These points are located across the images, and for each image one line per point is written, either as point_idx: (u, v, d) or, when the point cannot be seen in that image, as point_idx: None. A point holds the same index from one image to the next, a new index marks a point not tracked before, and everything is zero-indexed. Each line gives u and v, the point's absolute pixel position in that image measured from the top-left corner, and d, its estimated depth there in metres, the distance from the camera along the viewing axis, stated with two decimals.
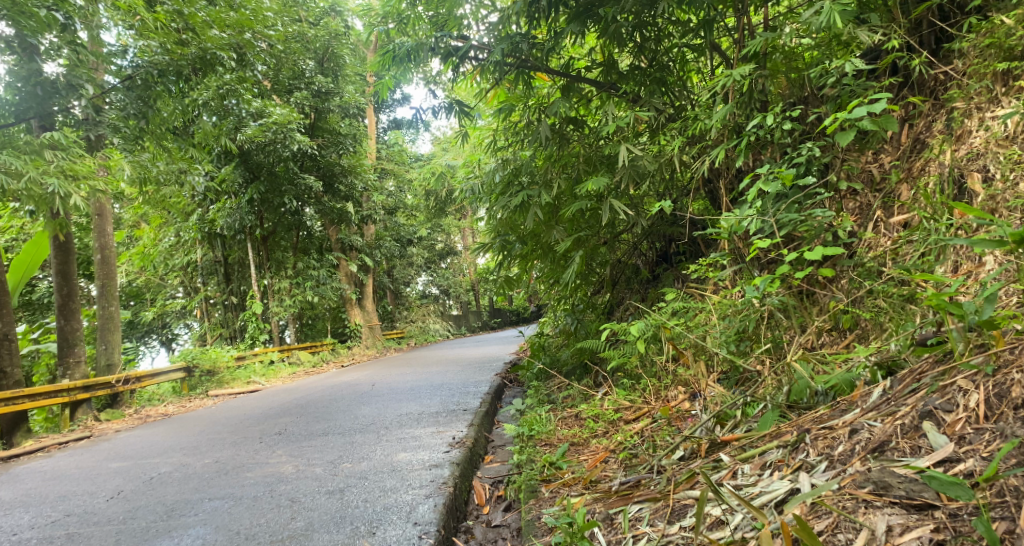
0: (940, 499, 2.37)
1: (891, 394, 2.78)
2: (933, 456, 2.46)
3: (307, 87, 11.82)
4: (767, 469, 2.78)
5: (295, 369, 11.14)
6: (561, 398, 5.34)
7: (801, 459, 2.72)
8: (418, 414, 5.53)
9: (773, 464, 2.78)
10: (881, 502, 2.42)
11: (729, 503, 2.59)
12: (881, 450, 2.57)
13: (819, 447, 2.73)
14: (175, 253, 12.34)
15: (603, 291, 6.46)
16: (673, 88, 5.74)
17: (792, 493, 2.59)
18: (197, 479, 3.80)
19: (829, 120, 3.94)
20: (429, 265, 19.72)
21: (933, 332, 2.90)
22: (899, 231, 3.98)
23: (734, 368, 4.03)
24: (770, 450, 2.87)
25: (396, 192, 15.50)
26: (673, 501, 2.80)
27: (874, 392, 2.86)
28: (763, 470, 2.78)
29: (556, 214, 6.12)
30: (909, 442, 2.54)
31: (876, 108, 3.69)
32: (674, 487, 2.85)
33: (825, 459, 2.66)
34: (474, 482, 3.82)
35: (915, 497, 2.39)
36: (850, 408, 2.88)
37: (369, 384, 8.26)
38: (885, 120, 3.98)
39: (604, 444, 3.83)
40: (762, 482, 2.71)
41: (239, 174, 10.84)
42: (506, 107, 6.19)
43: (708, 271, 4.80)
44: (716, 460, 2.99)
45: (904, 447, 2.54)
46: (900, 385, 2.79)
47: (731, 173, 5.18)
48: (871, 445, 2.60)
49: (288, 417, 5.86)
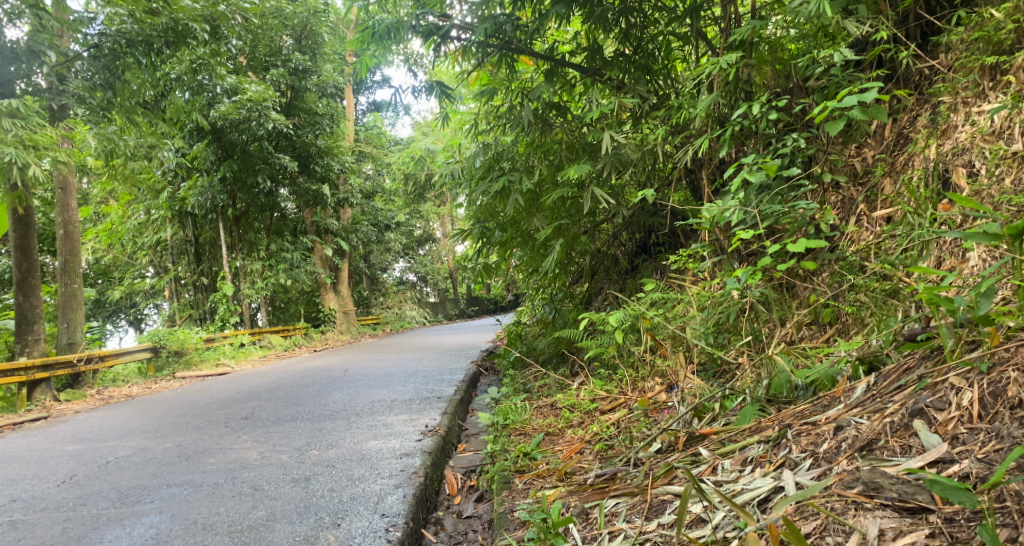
0: (935, 502, 2.26)
1: (875, 390, 2.74)
2: (925, 456, 2.38)
3: (284, 64, 11.58)
4: (749, 465, 2.71)
5: (266, 352, 10.96)
6: (537, 387, 5.25)
7: (784, 456, 2.65)
8: (390, 401, 5.42)
9: (755, 460, 2.72)
10: (872, 503, 2.33)
11: (710, 501, 2.51)
12: (870, 449, 2.50)
13: (802, 445, 2.67)
14: (144, 231, 12.05)
15: (582, 281, 6.38)
16: (658, 76, 5.64)
17: (776, 491, 2.52)
18: (155, 464, 3.66)
19: (816, 109, 3.86)
20: (406, 251, 19.54)
21: (922, 328, 2.85)
22: (881, 225, 3.91)
23: (712, 360, 3.97)
24: (751, 446, 2.81)
25: (374, 175, 15.28)
26: (650, 497, 2.73)
27: (857, 388, 2.82)
28: (744, 466, 2.72)
29: (537, 201, 6.01)
30: (899, 441, 2.48)
31: (865, 97, 3.62)
32: (651, 482, 2.78)
33: (809, 457, 2.60)
34: (445, 471, 3.72)
35: (908, 500, 2.29)
36: (833, 404, 2.83)
37: (341, 369, 8.11)
38: (871, 111, 3.91)
39: (579, 435, 3.75)
40: (744, 479, 2.63)
41: (211, 152, 10.56)
42: (487, 90, 6.04)
43: (688, 263, 4.73)
44: (695, 454, 2.92)
45: (894, 446, 2.47)
46: (885, 381, 2.76)
47: (713, 164, 5.12)
48: (859, 443, 2.54)
49: (256, 402, 5.70)
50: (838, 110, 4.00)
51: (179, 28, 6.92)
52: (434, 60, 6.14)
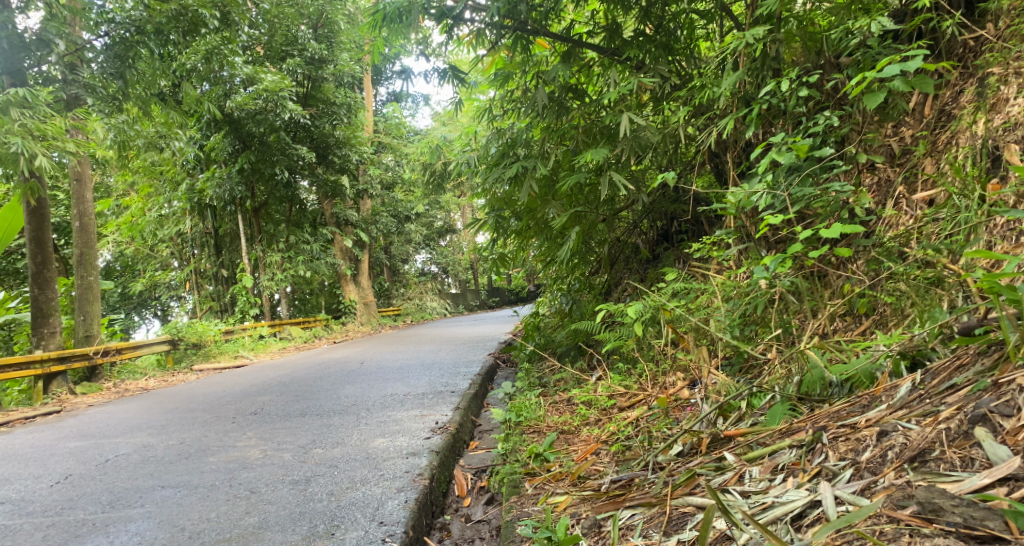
0: (1010, 531, 2.01)
1: (923, 390, 2.49)
2: (992, 473, 2.13)
3: (300, 54, 11.45)
4: (780, 473, 2.48)
5: (286, 344, 10.88)
6: (553, 381, 5.05)
7: (820, 464, 2.42)
8: (403, 395, 5.24)
9: (786, 467, 2.49)
10: (931, 529, 2.09)
11: (737, 517, 2.29)
12: (922, 460, 2.26)
13: (840, 452, 2.43)
14: (164, 223, 11.95)
15: (601, 271, 6.15)
16: (680, 56, 5.37)
17: (812, 506, 2.29)
18: (154, 463, 3.51)
19: (855, 80, 3.59)
20: (427, 242, 19.39)
21: (978, 320, 2.59)
22: (923, 209, 3.65)
23: (738, 355, 3.74)
24: (782, 450, 2.58)
25: (394, 166, 15.13)
26: (670, 509, 2.51)
27: (901, 387, 2.57)
28: (775, 474, 2.49)
29: (554, 188, 5.77)
30: (958, 453, 2.22)
31: (909, 66, 3.34)
32: (671, 492, 2.56)
33: (849, 466, 2.36)
34: (455, 471, 3.53)
35: (976, 527, 2.05)
36: (874, 405, 2.58)
37: (358, 362, 7.96)
38: (912, 84, 3.63)
39: (596, 434, 3.53)
40: (774, 491, 2.40)
41: (228, 143, 10.42)
42: (502, 74, 5.79)
43: (712, 250, 4.48)
44: (720, 459, 2.69)
45: (953, 458, 2.21)
46: (934, 379, 2.51)
47: (739, 146, 4.87)
48: (909, 453, 2.29)
49: (267, 396, 5.54)
50: (875, 84, 3.73)
51: (189, 15, 6.73)
52: (448, 44, 5.89)
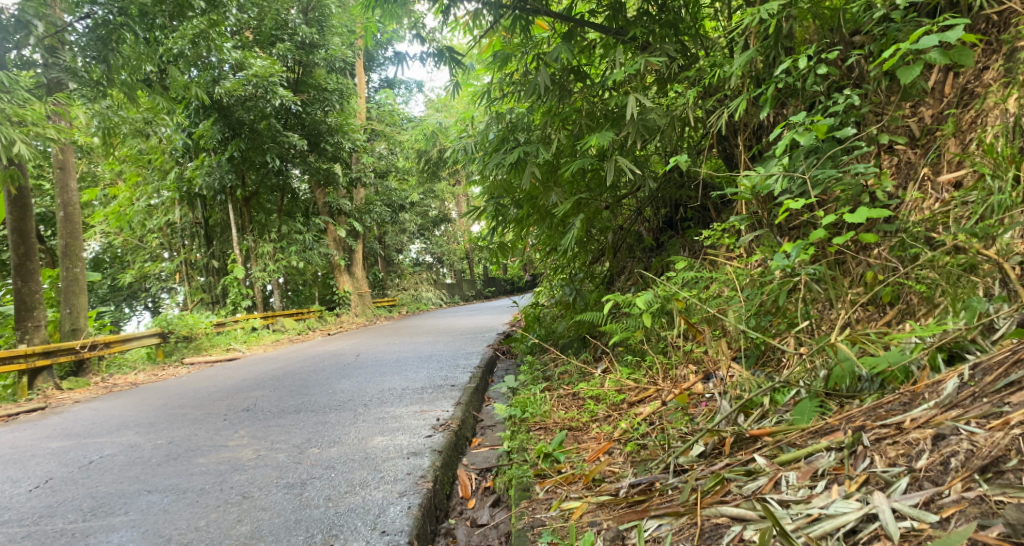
0: None
1: (975, 388, 2.31)
2: None
3: (290, 38, 11.18)
4: (821, 480, 2.31)
5: (279, 336, 10.66)
6: (557, 374, 4.87)
7: (868, 471, 2.25)
8: (401, 390, 5.05)
9: (828, 474, 2.32)
10: None
11: (785, 534, 2.12)
12: (998, 471, 2.07)
13: (890, 458, 2.26)
14: (153, 214, 11.67)
15: (604, 260, 5.97)
16: (686, 35, 5.16)
17: (866, 520, 2.13)
18: (140, 465, 3.29)
19: (889, 52, 3.39)
20: (422, 232, 19.13)
21: None
22: (949, 192, 3.47)
23: (755, 347, 3.57)
24: (819, 453, 2.41)
25: (388, 154, 14.87)
26: (701, 519, 2.34)
27: (947, 384, 2.40)
28: (816, 481, 2.32)
29: (556, 173, 5.58)
30: None
31: (949, 35, 3.14)
32: (702, 501, 2.39)
33: (905, 474, 2.19)
34: (458, 471, 3.35)
35: None
36: (916, 403, 2.41)
37: (353, 354, 7.76)
38: (947, 58, 3.39)
39: (607, 431, 3.36)
40: (818, 500, 2.24)
41: (218, 130, 10.13)
42: (501, 55, 5.55)
43: (724, 238, 4.30)
44: (750, 462, 2.52)
45: None
46: (987, 376, 2.33)
47: (749, 129, 4.68)
48: (979, 463, 2.10)
49: (260, 390, 5.33)
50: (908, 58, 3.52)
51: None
52: (444, 25, 5.65)
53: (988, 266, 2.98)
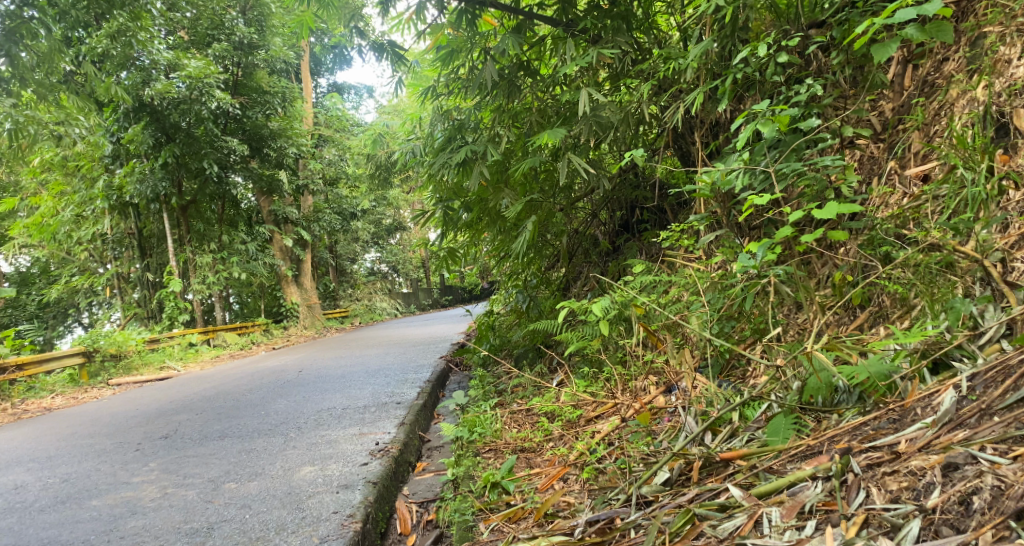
0: None
1: (983, 404, 2.11)
2: None
3: (228, 39, 10.66)
4: (812, 520, 2.06)
5: (220, 351, 10.11)
6: (510, 389, 4.55)
7: (867, 510, 2.01)
8: (341, 409, 4.65)
9: (818, 511, 2.07)
10: None
11: None
12: None
13: (892, 492, 2.03)
14: (80, 224, 10.96)
15: (559, 265, 5.68)
16: (639, 31, 4.91)
17: None
18: (18, 512, 2.91)
19: (863, 27, 3.12)
20: (375, 240, 18.61)
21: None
22: (917, 187, 3.26)
23: (719, 354, 3.31)
24: (804, 483, 2.16)
25: (336, 160, 14.35)
26: None
27: (943, 398, 2.20)
28: (804, 520, 2.07)
29: (506, 173, 5.24)
30: None
31: (927, 9, 2.89)
32: None
33: (918, 514, 1.94)
34: (396, 503, 3.01)
35: None
36: (914, 423, 2.19)
37: (295, 370, 7.30)
38: (924, 35, 3.17)
39: (562, 454, 3.06)
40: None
41: (150, 135, 9.54)
42: (446, 50, 5.17)
43: (683, 240, 4.03)
44: (725, 496, 2.24)
45: None
46: (997, 390, 2.12)
47: (706, 125, 4.45)
48: (1014, 506, 1.85)
49: (183, 414, 4.85)
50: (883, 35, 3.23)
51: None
52: (385, 18, 5.26)
53: (966, 263, 2.75)
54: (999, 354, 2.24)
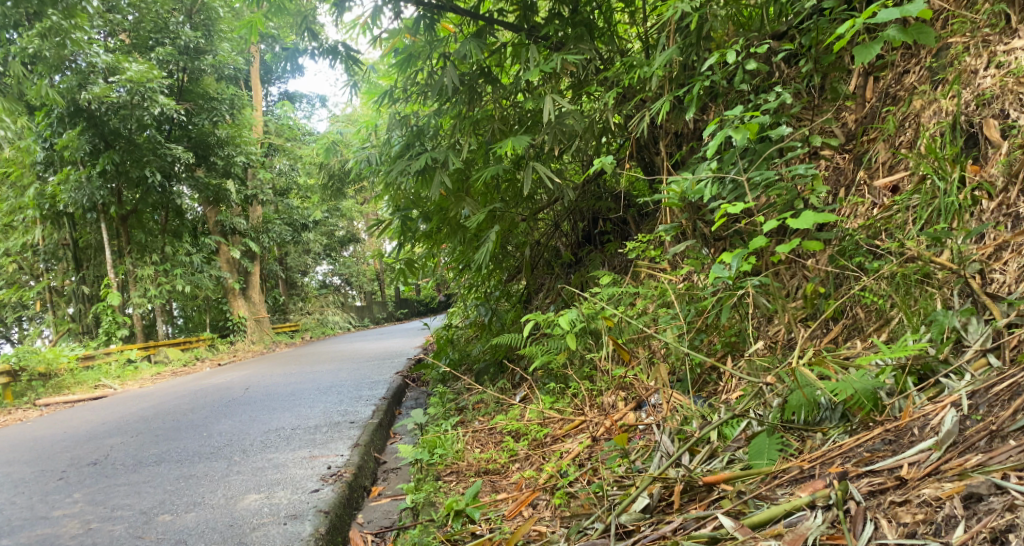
0: None
1: (994, 425, 2.04)
2: None
3: (172, 43, 10.27)
4: None
5: (161, 368, 9.65)
6: (471, 406, 4.36)
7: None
8: (291, 429, 4.41)
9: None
10: None
11: None
12: None
13: (907, 526, 1.93)
14: (10, 234, 10.40)
15: (519, 277, 5.53)
16: (601, 39, 4.80)
17: None
18: None
19: (843, 29, 3.06)
20: (328, 252, 18.19)
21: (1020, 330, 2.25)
22: (887, 197, 3.17)
23: (691, 370, 3.20)
24: (802, 513, 2.06)
25: (288, 170, 13.95)
26: None
27: (944, 417, 2.14)
28: None
29: (467, 182, 5.06)
30: None
31: (909, 10, 2.83)
32: None
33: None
34: (349, 533, 2.91)
35: None
36: (918, 443, 2.12)
37: (243, 387, 6.99)
38: (904, 37, 3.10)
39: (530, 477, 2.89)
40: None
41: (87, 141, 9.09)
42: (403, 56, 4.98)
43: (649, 251, 3.91)
44: (715, 527, 2.11)
45: None
46: (1005, 410, 2.06)
47: (670, 135, 4.36)
48: None
49: (119, 437, 4.55)
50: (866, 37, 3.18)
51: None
52: (339, 21, 5.05)
53: (943, 275, 2.66)
54: (991, 371, 2.19)
